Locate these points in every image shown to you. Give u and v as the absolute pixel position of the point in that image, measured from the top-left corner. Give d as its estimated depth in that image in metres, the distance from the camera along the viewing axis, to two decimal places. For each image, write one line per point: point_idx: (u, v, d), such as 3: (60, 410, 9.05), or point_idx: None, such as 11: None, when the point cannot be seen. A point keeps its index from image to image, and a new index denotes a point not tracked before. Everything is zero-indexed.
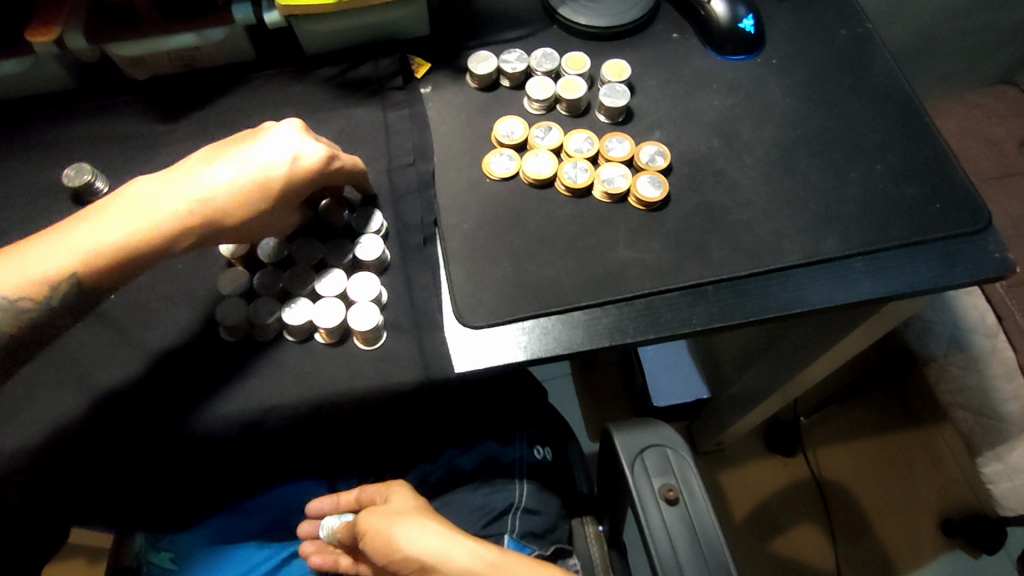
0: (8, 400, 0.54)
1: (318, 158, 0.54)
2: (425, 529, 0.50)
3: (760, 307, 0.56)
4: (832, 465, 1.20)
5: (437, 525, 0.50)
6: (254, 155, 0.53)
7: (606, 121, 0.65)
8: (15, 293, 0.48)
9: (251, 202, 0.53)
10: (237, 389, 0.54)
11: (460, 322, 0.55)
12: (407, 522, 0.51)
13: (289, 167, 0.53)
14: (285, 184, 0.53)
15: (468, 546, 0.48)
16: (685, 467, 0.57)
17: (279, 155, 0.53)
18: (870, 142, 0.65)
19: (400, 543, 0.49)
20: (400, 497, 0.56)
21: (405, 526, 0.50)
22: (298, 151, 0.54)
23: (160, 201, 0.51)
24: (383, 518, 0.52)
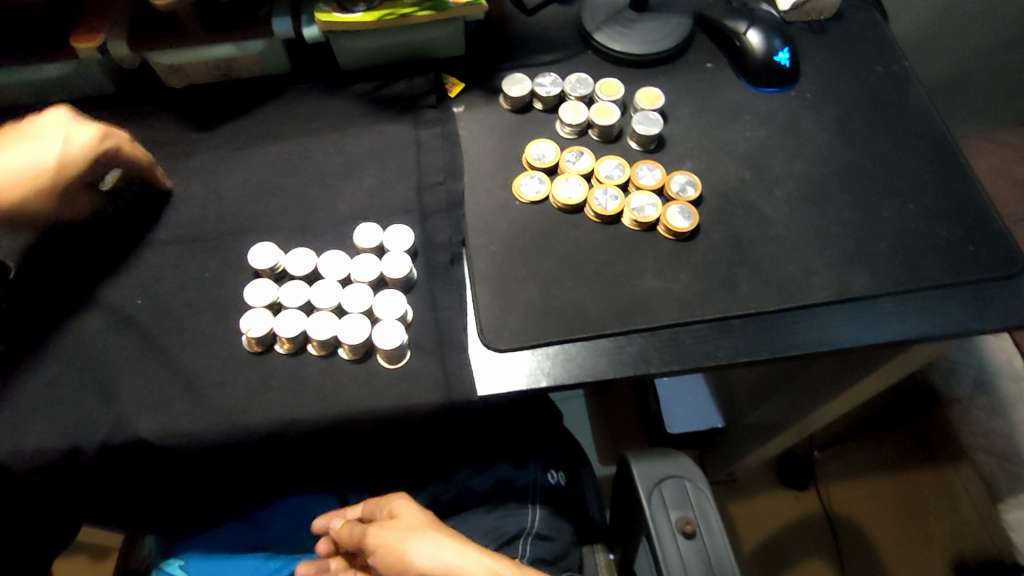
0: (31, 400, 0.54)
1: (91, 141, 0.56)
2: (432, 545, 0.49)
3: (785, 343, 0.56)
4: (844, 500, 1.18)
5: (443, 540, 0.50)
6: (20, 150, 0.55)
7: (638, 148, 0.65)
8: None
9: (30, 187, 0.55)
10: (256, 400, 0.53)
11: (485, 344, 0.55)
12: (415, 538, 0.50)
13: (59, 155, 0.55)
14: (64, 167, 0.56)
15: (483, 560, 0.47)
16: (703, 501, 0.56)
17: (50, 145, 0.55)
18: (903, 180, 0.64)
19: (410, 557, 0.48)
20: (407, 511, 0.55)
21: (413, 542, 0.49)
22: (71, 137, 0.56)
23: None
24: (391, 534, 0.51)
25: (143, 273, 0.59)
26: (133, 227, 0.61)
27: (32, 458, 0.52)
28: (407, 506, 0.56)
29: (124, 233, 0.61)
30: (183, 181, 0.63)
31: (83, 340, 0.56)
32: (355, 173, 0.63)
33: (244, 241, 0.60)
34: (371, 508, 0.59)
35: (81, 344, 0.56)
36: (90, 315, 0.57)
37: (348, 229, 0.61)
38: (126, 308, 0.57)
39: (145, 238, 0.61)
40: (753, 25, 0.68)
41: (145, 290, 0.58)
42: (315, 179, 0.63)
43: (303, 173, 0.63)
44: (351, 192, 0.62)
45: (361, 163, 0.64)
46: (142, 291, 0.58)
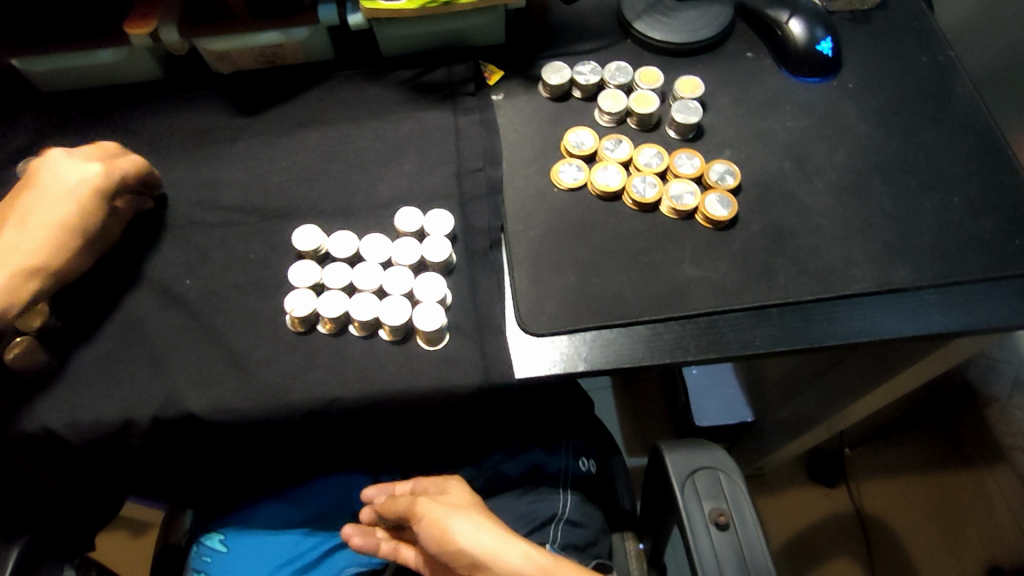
0: (86, 374, 0.56)
1: (98, 174, 0.57)
2: (480, 525, 0.50)
3: (824, 334, 0.55)
4: (874, 501, 1.16)
5: (488, 522, 0.51)
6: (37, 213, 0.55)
7: (676, 137, 0.65)
8: None
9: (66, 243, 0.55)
10: (299, 378, 0.55)
11: (523, 328, 0.56)
12: (461, 515, 0.51)
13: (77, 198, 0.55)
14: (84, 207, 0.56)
15: (521, 547, 0.48)
16: (737, 492, 0.56)
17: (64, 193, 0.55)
18: (947, 172, 0.63)
19: (457, 531, 0.49)
20: (456, 490, 0.56)
21: (459, 518, 0.51)
22: (77, 178, 0.56)
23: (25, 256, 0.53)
24: (438, 506, 0.52)
25: (190, 254, 0.61)
26: (182, 210, 0.63)
27: (86, 429, 0.54)
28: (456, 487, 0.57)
29: (173, 216, 0.62)
30: (228, 165, 0.65)
31: (134, 318, 0.58)
32: (395, 159, 0.64)
33: (288, 224, 0.62)
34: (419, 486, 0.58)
35: (133, 322, 0.58)
36: (141, 293, 0.59)
37: (390, 214, 0.62)
38: (175, 288, 0.59)
39: (193, 220, 0.62)
40: (795, 14, 0.68)
41: (194, 271, 0.60)
42: (357, 164, 0.64)
43: (345, 158, 0.64)
44: (392, 178, 0.63)
45: (401, 149, 0.65)
46: (191, 271, 0.60)
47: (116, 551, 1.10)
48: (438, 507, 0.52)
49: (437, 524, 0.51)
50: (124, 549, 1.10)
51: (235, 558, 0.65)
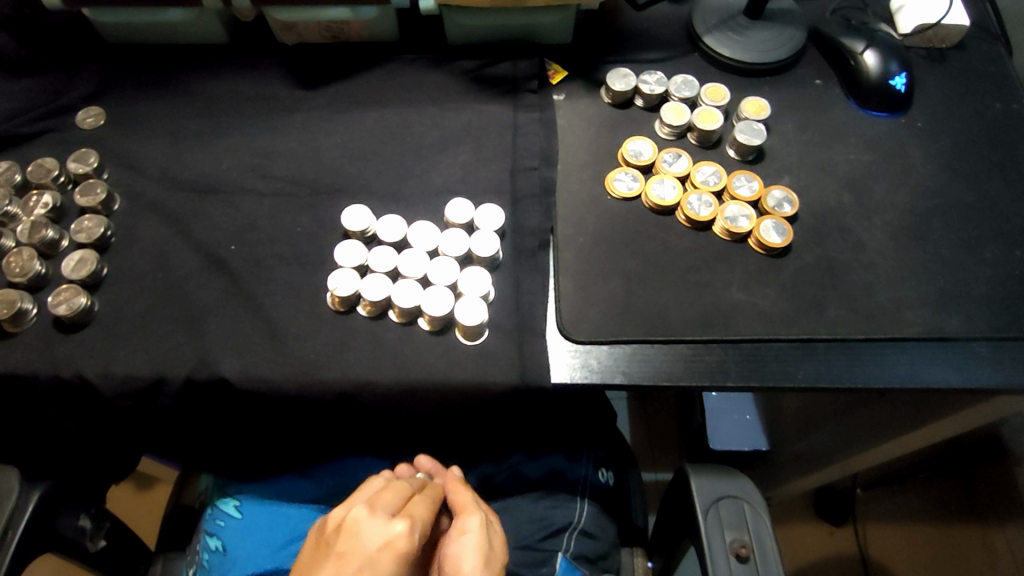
0: (125, 327, 0.56)
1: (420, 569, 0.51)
2: None
3: (869, 375, 0.54)
4: (880, 543, 1.08)
5: None
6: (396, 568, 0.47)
7: (736, 157, 0.64)
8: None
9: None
10: (336, 357, 0.55)
11: (563, 334, 0.55)
12: (474, 553, 0.45)
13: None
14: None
15: None
16: (760, 527, 0.55)
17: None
18: (1012, 224, 0.61)
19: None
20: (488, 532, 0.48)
21: (473, 560, 0.45)
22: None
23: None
24: (463, 537, 0.46)
25: (238, 220, 0.61)
26: (234, 176, 0.63)
27: (121, 382, 0.54)
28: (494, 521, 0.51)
29: (226, 181, 0.63)
30: (284, 136, 0.65)
31: (178, 278, 0.58)
32: (450, 148, 0.64)
33: (338, 201, 0.62)
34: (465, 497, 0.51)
35: (177, 282, 0.58)
36: (187, 253, 0.59)
37: (440, 202, 0.61)
38: (221, 252, 0.59)
39: (244, 186, 0.62)
40: (871, 45, 0.66)
41: (240, 237, 0.60)
42: (411, 149, 0.64)
43: (401, 142, 0.64)
44: (445, 166, 0.63)
45: (457, 139, 0.64)
46: (237, 237, 0.60)
47: (125, 504, 1.11)
48: (462, 539, 0.46)
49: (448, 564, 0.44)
50: (133, 503, 1.11)
51: (252, 524, 0.64)
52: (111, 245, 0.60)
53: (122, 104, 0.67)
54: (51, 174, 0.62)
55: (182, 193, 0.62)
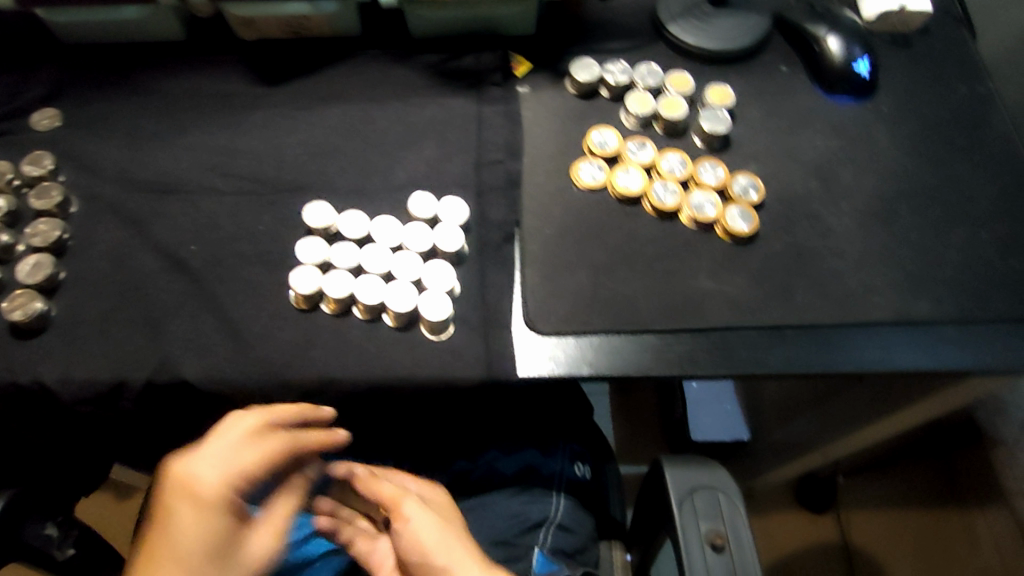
0: (84, 332, 0.55)
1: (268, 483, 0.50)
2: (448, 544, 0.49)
3: (838, 361, 0.54)
4: (863, 529, 1.09)
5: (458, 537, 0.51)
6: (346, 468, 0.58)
7: (702, 145, 0.64)
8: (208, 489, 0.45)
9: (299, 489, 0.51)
10: (300, 356, 0.54)
11: (530, 327, 0.55)
12: (428, 521, 0.51)
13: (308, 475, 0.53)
14: (243, 554, 0.45)
15: None
16: (736, 517, 0.54)
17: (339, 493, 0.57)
18: (978, 206, 0.61)
19: (252, 550, 0.46)
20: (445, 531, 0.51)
21: (432, 534, 0.50)
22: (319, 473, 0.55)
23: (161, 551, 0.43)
24: (412, 523, 0.51)
25: (199, 220, 0.60)
26: (194, 176, 0.62)
27: (80, 388, 0.53)
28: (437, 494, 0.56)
29: (186, 181, 0.62)
30: (244, 134, 0.64)
31: (138, 280, 0.57)
32: (414, 143, 0.63)
33: (301, 199, 0.61)
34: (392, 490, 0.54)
35: (137, 284, 0.57)
36: (147, 255, 0.58)
37: (404, 197, 0.61)
38: (181, 254, 0.58)
39: (205, 185, 0.61)
40: (834, 31, 0.66)
41: (201, 237, 0.59)
42: (375, 144, 0.63)
43: (364, 138, 0.63)
44: (409, 161, 0.62)
45: (421, 134, 0.63)
46: (198, 237, 0.59)
47: (98, 512, 1.09)
48: (417, 520, 0.51)
49: (256, 534, 0.46)
50: (107, 510, 1.10)
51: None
52: (68, 248, 0.59)
53: (78, 105, 0.65)
54: (5, 178, 0.61)
55: (141, 194, 0.61)
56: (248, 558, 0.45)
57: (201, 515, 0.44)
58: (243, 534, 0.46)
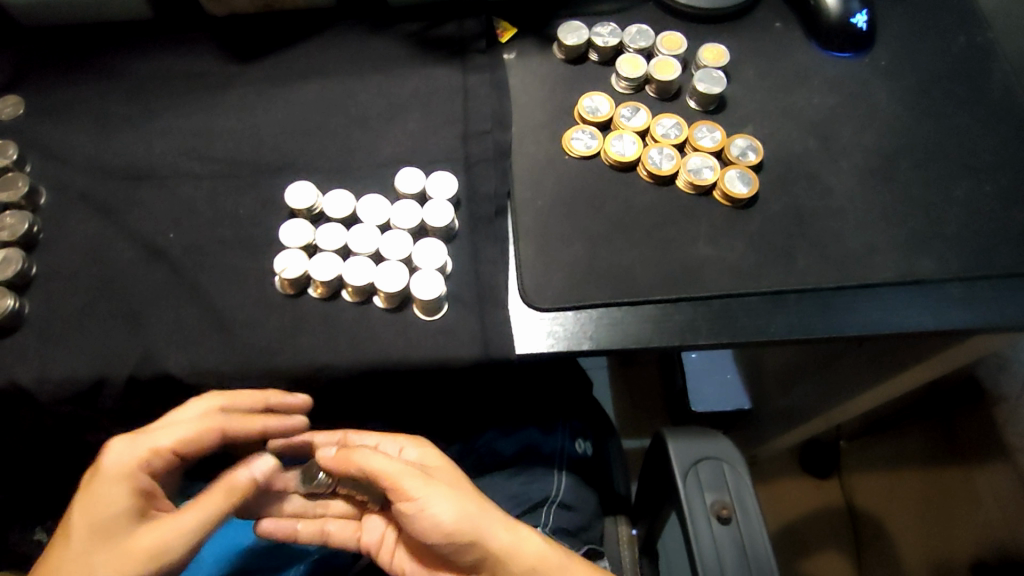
0: (60, 328, 0.53)
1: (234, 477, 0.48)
2: (472, 519, 0.46)
3: (844, 323, 0.52)
4: (867, 492, 1.08)
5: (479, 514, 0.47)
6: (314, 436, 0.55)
7: (697, 108, 0.62)
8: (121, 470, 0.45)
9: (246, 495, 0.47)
10: (289, 343, 0.52)
11: (525, 302, 0.53)
12: (444, 498, 0.46)
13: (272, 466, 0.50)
14: (130, 549, 0.43)
15: (533, 536, 0.47)
16: (742, 487, 0.51)
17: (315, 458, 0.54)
18: (981, 160, 0.60)
19: (140, 542, 0.43)
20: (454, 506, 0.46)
21: (451, 513, 0.46)
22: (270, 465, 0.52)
23: (83, 524, 0.43)
24: (426, 505, 0.46)
25: (176, 207, 0.57)
26: (168, 160, 0.59)
27: (59, 386, 0.51)
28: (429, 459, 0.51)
29: (160, 166, 0.59)
30: (219, 115, 0.61)
31: (114, 272, 0.55)
32: (397, 117, 0.60)
33: (281, 180, 0.58)
34: (389, 466, 0.47)
35: (113, 276, 0.54)
36: (122, 245, 0.56)
37: (389, 174, 0.58)
38: (159, 242, 0.56)
39: (180, 170, 0.59)
40: None
41: (178, 224, 0.56)
42: (357, 120, 0.60)
43: (345, 114, 0.61)
44: (393, 136, 0.60)
45: (404, 107, 0.61)
46: (175, 225, 0.56)
47: None
48: (429, 500, 0.46)
49: (155, 525, 0.44)
50: None
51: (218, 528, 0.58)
52: (39, 242, 0.56)
53: (42, 92, 0.62)
54: None
55: (113, 182, 0.58)
56: (139, 548, 0.43)
57: (103, 491, 0.44)
58: (133, 530, 0.44)
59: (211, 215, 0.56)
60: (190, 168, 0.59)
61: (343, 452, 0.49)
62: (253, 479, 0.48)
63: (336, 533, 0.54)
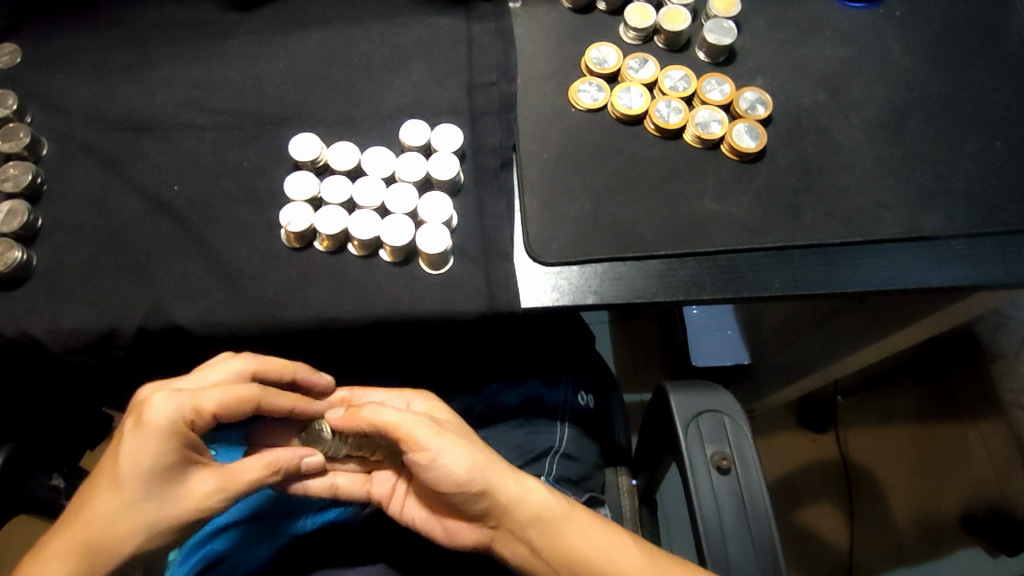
0: (69, 280, 0.53)
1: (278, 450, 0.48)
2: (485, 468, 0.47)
3: (847, 279, 0.53)
4: (863, 448, 1.06)
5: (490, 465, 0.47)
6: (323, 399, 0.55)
7: (706, 60, 0.61)
8: (166, 427, 0.42)
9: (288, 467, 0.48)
10: (296, 296, 0.52)
11: (531, 256, 0.53)
12: (455, 446, 0.47)
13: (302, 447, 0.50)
14: (181, 507, 0.43)
15: (536, 484, 0.48)
16: (742, 439, 0.52)
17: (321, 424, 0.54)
18: (992, 115, 0.59)
19: (190, 499, 0.43)
20: (465, 454, 0.47)
21: (463, 460, 0.46)
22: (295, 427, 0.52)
23: (130, 476, 0.41)
24: (438, 453, 0.46)
25: (179, 158, 0.57)
26: (169, 111, 0.58)
27: (70, 337, 0.51)
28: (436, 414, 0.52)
29: (162, 117, 0.58)
30: (219, 64, 0.60)
31: (119, 224, 0.55)
32: (401, 67, 0.59)
33: (284, 132, 0.58)
34: (400, 416, 0.48)
35: (119, 228, 0.54)
36: (127, 197, 0.55)
37: (394, 127, 0.58)
38: (163, 194, 0.55)
39: (182, 121, 0.58)
40: None
41: (182, 176, 0.56)
42: (360, 71, 0.59)
43: (347, 64, 0.59)
44: (397, 87, 0.59)
45: (408, 57, 0.60)
46: (179, 177, 0.56)
47: None
48: (441, 448, 0.46)
49: (204, 483, 0.44)
50: None
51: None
52: (44, 193, 0.56)
53: (39, 40, 0.61)
54: None
55: (115, 133, 0.58)
56: (183, 502, 0.43)
57: (150, 450, 0.42)
58: (180, 489, 0.43)
59: (214, 168, 0.56)
60: (193, 120, 0.58)
61: (355, 409, 0.50)
62: (299, 464, 0.49)
63: (345, 485, 0.53)
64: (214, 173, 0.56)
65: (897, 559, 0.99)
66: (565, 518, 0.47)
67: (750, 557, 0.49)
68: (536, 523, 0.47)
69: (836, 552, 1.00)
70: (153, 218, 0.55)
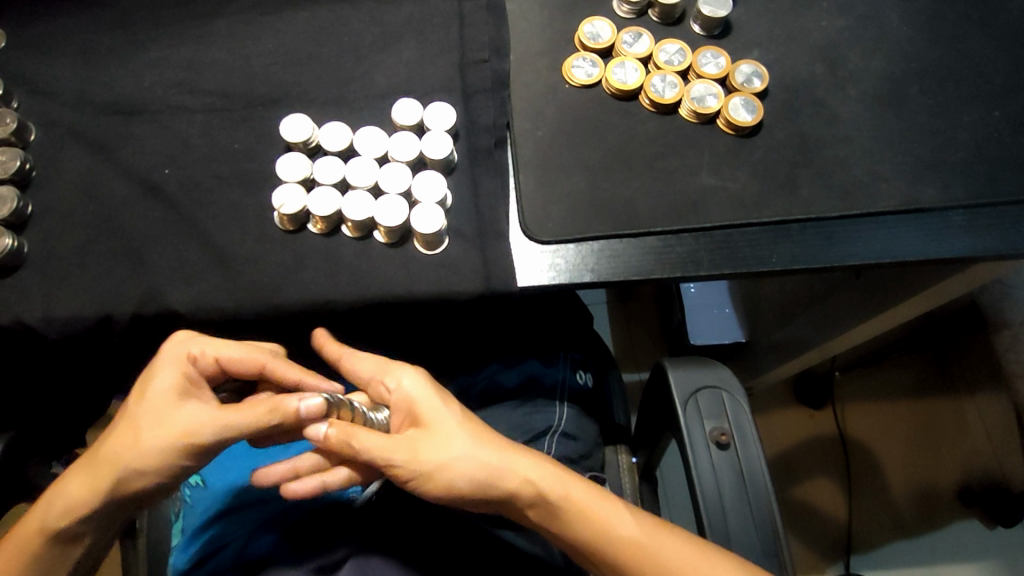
0: (62, 265, 0.52)
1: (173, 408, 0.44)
2: (480, 478, 0.46)
3: (844, 253, 0.52)
4: (862, 424, 1.06)
5: (481, 471, 0.46)
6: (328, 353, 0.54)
7: (701, 33, 0.60)
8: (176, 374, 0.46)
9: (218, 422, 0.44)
10: (292, 280, 0.52)
11: (527, 235, 0.53)
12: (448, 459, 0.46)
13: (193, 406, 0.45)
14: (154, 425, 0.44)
15: (523, 462, 0.47)
16: (740, 414, 0.52)
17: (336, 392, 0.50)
18: (990, 84, 0.58)
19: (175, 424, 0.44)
20: (456, 473, 0.46)
21: (456, 482, 0.46)
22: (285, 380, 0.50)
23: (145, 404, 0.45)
24: (426, 476, 0.46)
25: (169, 141, 0.56)
26: (158, 94, 0.58)
27: (64, 325, 0.51)
28: (420, 400, 0.48)
29: (150, 100, 0.57)
30: (206, 44, 0.59)
31: (110, 210, 0.54)
32: (392, 45, 0.58)
33: (275, 114, 0.57)
34: (377, 447, 0.46)
35: (110, 213, 0.54)
36: (118, 182, 0.55)
37: (386, 106, 0.57)
38: (154, 178, 0.55)
39: (171, 104, 0.57)
40: None
41: (173, 159, 0.55)
42: (350, 49, 0.58)
43: (338, 42, 0.59)
44: (388, 66, 0.58)
45: (399, 34, 0.59)
46: (169, 160, 0.55)
47: None
48: (429, 470, 0.46)
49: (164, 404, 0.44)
50: None
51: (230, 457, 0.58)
52: (33, 179, 0.55)
53: (24, 23, 0.60)
54: None
55: (104, 117, 0.57)
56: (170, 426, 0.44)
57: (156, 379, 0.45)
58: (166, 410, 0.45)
59: (204, 149, 0.56)
60: (182, 102, 0.57)
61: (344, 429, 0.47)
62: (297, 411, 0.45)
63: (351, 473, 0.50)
64: (205, 155, 0.55)
65: (898, 531, 1.00)
66: (560, 499, 0.46)
67: (748, 532, 0.49)
68: (534, 506, 0.46)
69: (835, 524, 1.01)
70: (142, 205, 0.54)
